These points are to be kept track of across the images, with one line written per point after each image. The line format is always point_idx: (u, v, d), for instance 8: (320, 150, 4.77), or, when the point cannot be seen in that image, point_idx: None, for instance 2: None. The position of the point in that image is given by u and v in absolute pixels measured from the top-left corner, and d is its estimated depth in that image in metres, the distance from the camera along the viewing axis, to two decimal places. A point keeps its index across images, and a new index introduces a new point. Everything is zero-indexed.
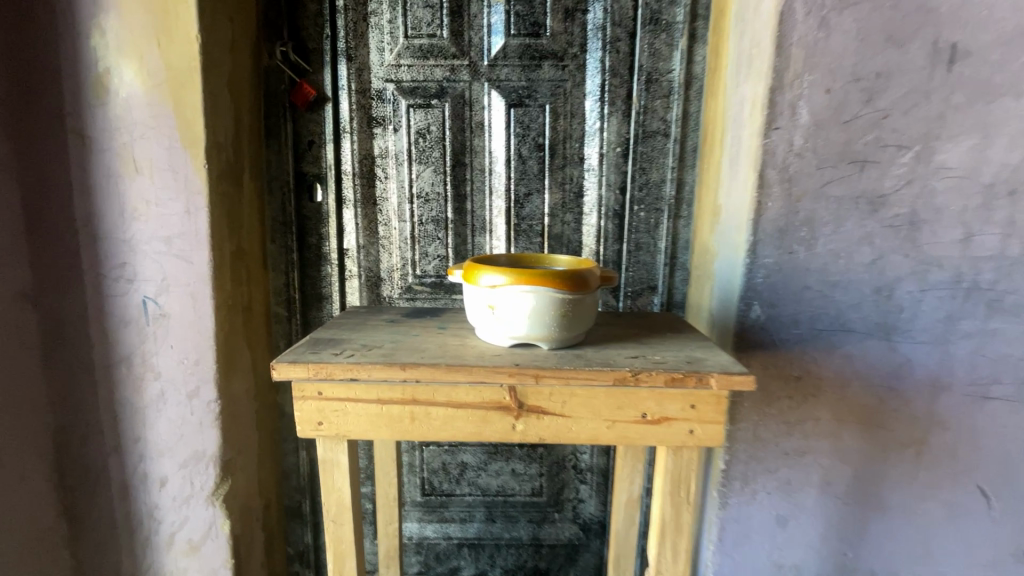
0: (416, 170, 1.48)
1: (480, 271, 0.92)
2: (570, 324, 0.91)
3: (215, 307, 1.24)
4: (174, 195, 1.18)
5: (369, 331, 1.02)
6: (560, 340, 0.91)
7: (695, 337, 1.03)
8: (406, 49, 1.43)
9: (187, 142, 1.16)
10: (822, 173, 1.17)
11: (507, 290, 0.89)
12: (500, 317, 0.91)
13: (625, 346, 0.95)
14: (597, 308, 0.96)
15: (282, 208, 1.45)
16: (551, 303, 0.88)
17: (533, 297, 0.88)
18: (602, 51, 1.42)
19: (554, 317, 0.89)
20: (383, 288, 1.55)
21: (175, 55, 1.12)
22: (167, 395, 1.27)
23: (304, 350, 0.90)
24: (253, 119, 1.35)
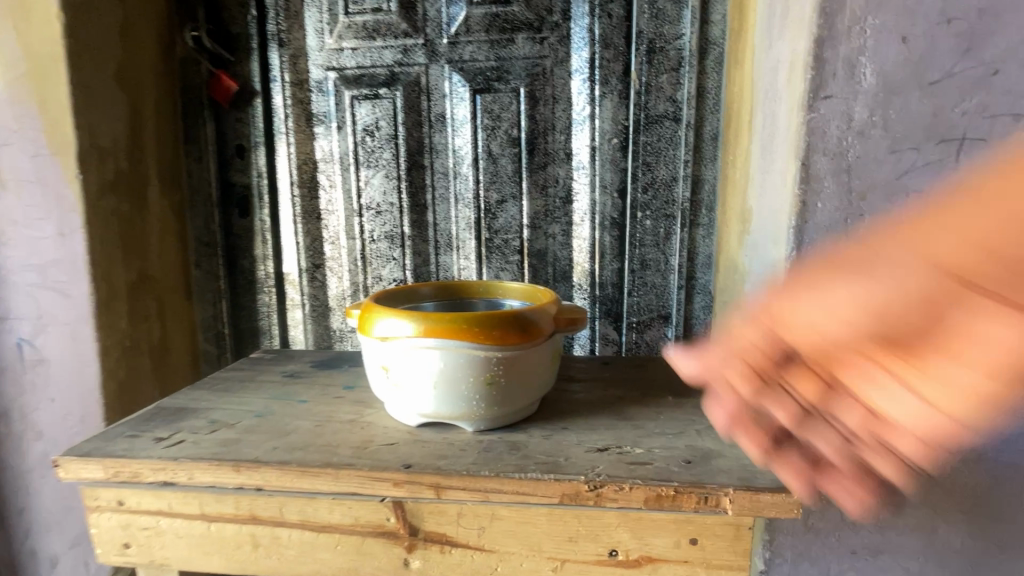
0: (365, 176, 1.20)
1: (373, 314, 0.61)
2: (505, 397, 0.60)
3: (100, 352, 0.98)
4: (45, 214, 0.95)
5: (243, 396, 0.73)
6: (492, 419, 0.61)
7: (708, 405, 0.69)
8: (348, 28, 1.16)
9: (55, 147, 0.93)
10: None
11: (408, 345, 0.58)
12: (399, 386, 0.61)
13: (596, 425, 0.63)
14: (553, 367, 0.65)
15: (207, 227, 1.22)
16: (471, 366, 0.58)
17: (446, 357, 0.57)
18: (590, 17, 1.10)
19: (478, 387, 0.58)
20: (332, 320, 1.27)
21: (37, 40, 0.91)
22: (52, 459, 1.03)
23: (120, 433, 0.62)
24: (160, 121, 1.13)
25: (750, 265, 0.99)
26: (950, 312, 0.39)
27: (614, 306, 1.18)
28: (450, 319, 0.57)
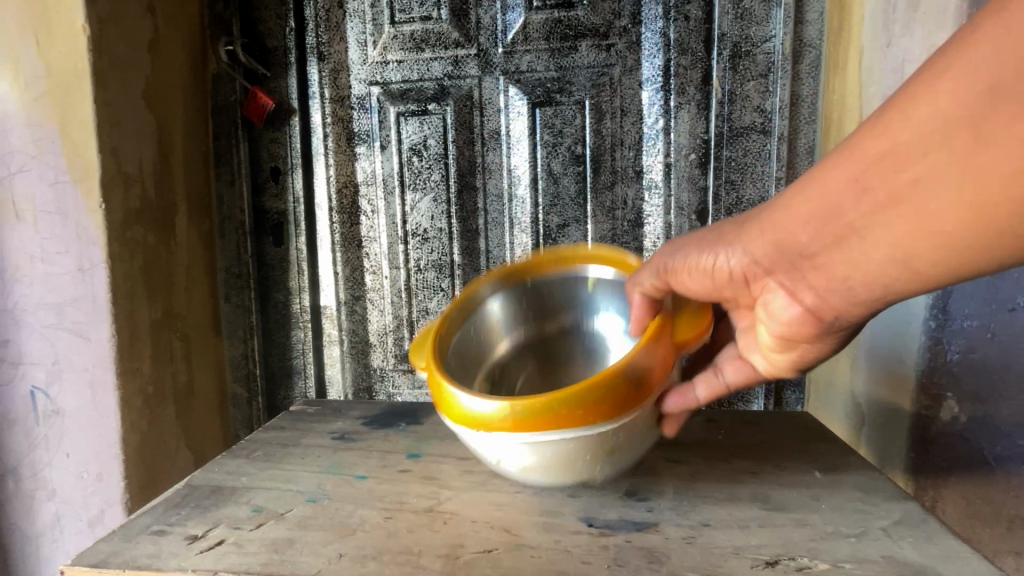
0: (411, 199, 1.08)
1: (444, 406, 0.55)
2: (624, 450, 0.55)
3: (121, 402, 0.87)
4: (65, 246, 0.85)
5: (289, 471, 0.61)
6: (614, 467, 0.57)
7: (868, 489, 0.58)
8: (394, 39, 1.05)
9: (77, 173, 0.83)
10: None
11: (498, 437, 0.53)
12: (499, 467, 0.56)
13: (743, 522, 0.53)
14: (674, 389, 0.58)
15: (237, 257, 1.12)
16: (579, 446, 0.53)
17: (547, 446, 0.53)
18: (663, 22, 0.97)
19: (593, 457, 0.54)
20: (372, 357, 1.15)
21: (60, 56, 0.82)
22: (66, 521, 0.92)
23: (171, 548, 0.52)
24: (190, 143, 1.03)
25: None
26: (915, 156, 0.37)
27: None
28: (540, 404, 0.50)
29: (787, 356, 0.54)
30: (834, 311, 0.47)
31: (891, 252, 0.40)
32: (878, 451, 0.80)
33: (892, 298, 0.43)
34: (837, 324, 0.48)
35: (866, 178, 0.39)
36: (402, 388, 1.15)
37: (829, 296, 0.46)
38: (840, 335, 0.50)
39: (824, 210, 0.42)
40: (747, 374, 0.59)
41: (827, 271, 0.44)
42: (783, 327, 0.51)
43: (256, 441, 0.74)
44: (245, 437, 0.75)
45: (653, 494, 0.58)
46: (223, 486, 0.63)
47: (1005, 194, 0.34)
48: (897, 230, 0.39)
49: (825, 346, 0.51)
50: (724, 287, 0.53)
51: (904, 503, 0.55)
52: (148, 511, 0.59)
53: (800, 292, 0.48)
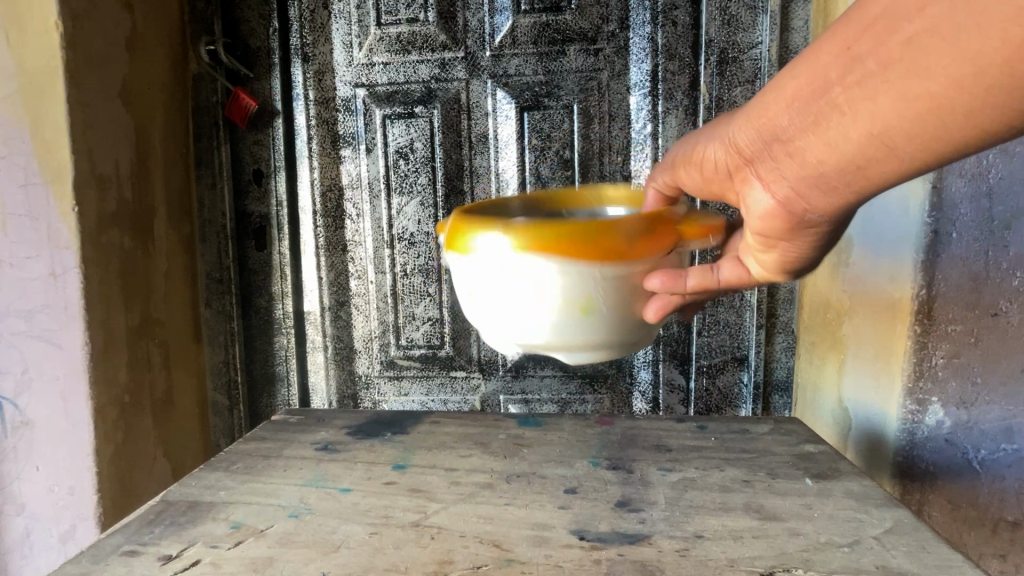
0: (397, 203, 1.06)
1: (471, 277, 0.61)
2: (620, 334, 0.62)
3: (94, 413, 0.84)
4: (36, 251, 0.81)
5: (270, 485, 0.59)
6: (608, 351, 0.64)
7: (860, 495, 0.58)
8: (380, 41, 1.03)
9: (49, 175, 0.80)
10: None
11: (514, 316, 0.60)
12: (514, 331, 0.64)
13: (737, 533, 0.52)
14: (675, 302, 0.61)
15: (218, 261, 1.10)
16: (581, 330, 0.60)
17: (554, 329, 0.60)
18: (651, 26, 0.97)
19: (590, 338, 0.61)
20: (358, 363, 1.13)
21: (32, 53, 0.79)
22: (35, 536, 0.88)
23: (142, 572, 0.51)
24: (169, 145, 1.00)
25: (852, 301, 0.82)
26: (910, 14, 0.36)
27: (681, 347, 1.04)
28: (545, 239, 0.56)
29: (772, 255, 0.52)
30: (811, 198, 0.46)
31: (866, 129, 0.40)
32: (866, 457, 0.80)
33: (866, 185, 0.43)
34: (816, 216, 0.47)
35: (860, 45, 0.38)
36: (388, 396, 1.13)
37: (805, 178, 0.45)
38: (821, 230, 0.49)
39: (812, 86, 0.42)
40: (743, 280, 0.57)
41: (803, 152, 0.44)
42: (764, 218, 0.49)
43: (237, 452, 0.72)
44: (225, 448, 0.73)
45: (645, 503, 0.57)
46: (200, 501, 0.61)
47: (994, 49, 0.33)
48: (878, 100, 0.38)
49: (808, 240, 0.50)
50: (718, 178, 0.53)
51: (895, 510, 0.55)
52: (119, 531, 0.57)
53: (779, 174, 0.46)
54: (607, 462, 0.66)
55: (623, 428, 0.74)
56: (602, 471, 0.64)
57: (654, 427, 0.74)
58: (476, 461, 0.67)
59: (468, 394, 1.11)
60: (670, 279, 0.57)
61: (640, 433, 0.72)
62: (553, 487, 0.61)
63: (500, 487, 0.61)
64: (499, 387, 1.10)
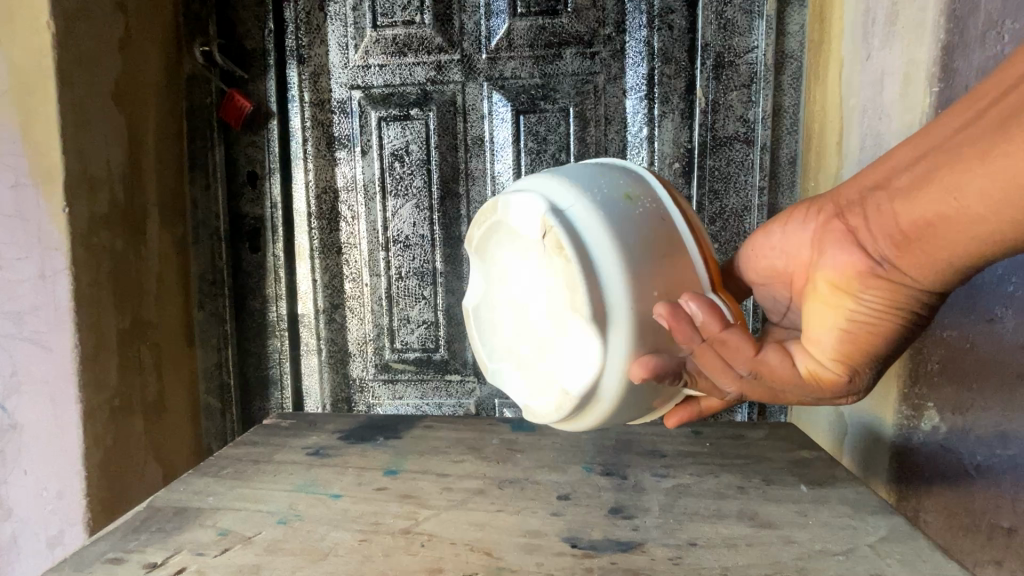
0: (392, 206, 1.06)
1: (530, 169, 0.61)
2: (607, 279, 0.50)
3: (84, 416, 0.83)
4: (25, 252, 0.81)
5: None
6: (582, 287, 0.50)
7: (855, 502, 0.57)
8: (375, 43, 1.03)
9: (39, 175, 0.79)
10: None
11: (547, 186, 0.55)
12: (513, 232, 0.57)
13: (731, 540, 0.52)
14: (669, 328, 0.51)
15: (212, 264, 1.09)
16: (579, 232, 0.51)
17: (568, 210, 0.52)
18: (647, 29, 0.97)
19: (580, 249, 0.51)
20: (352, 366, 1.12)
21: (22, 53, 0.78)
22: (22, 541, 0.87)
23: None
24: (163, 146, 1.00)
25: None
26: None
27: None
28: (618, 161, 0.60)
29: (832, 330, 0.45)
30: (891, 257, 0.41)
31: (951, 181, 0.37)
32: (861, 463, 0.80)
33: (953, 250, 0.38)
34: (896, 277, 0.41)
35: (968, 118, 0.39)
36: (382, 399, 1.12)
37: (885, 232, 0.41)
38: (896, 306, 0.43)
39: (918, 151, 0.41)
40: (782, 371, 0.48)
41: (889, 204, 0.41)
42: (835, 266, 0.44)
43: (227, 457, 0.71)
44: (215, 453, 0.72)
45: (639, 510, 0.57)
46: (188, 507, 0.60)
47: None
48: (964, 154, 0.37)
49: (872, 311, 0.43)
50: (798, 236, 0.51)
51: (890, 518, 0.54)
52: (104, 538, 0.56)
53: (860, 224, 0.43)
54: (601, 468, 0.65)
55: (617, 433, 0.73)
56: (596, 477, 0.63)
57: (649, 432, 0.74)
58: (469, 467, 0.66)
59: (463, 398, 1.10)
60: (710, 312, 0.47)
61: (635, 438, 0.72)
62: (546, 493, 0.60)
63: (493, 493, 0.60)
64: (494, 390, 1.09)
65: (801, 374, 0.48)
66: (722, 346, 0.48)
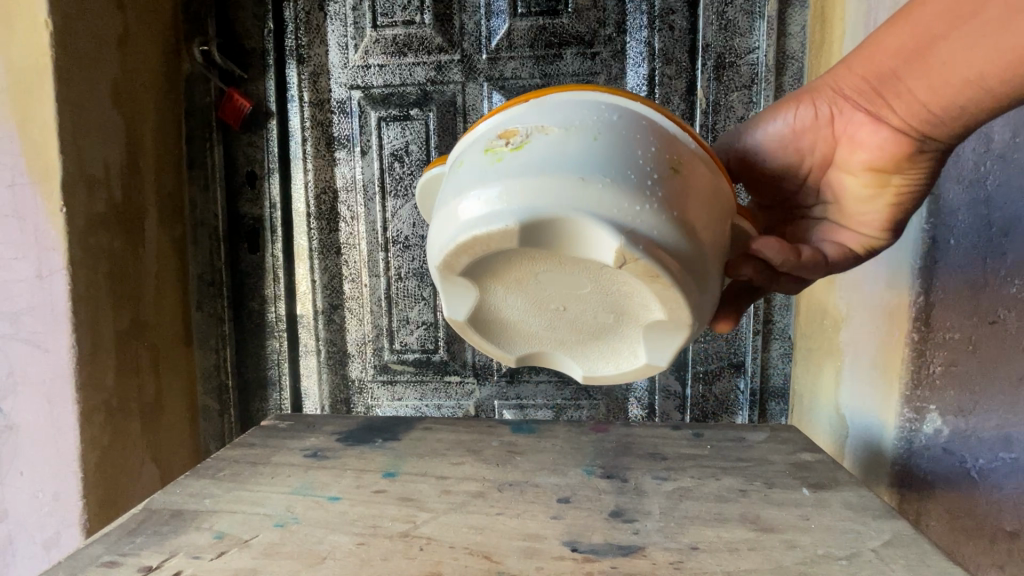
0: (392, 206, 1.05)
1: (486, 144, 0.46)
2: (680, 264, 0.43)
3: (81, 417, 0.82)
4: (22, 252, 0.80)
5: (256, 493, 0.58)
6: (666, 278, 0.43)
7: (858, 506, 0.57)
8: (375, 43, 1.03)
9: (37, 175, 0.79)
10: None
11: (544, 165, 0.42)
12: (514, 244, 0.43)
13: (732, 544, 0.51)
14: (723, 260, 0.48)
15: (211, 264, 1.09)
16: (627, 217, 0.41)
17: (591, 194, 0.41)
18: (648, 30, 0.97)
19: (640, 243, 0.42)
20: (351, 368, 1.11)
21: (20, 52, 0.78)
22: (19, 543, 0.87)
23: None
24: (161, 147, 0.99)
25: (849, 308, 0.82)
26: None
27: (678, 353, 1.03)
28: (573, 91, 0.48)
29: (880, 205, 0.53)
30: (921, 133, 0.48)
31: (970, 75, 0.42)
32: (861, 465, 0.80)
33: (975, 117, 0.46)
34: (929, 145, 0.49)
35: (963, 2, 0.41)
36: (381, 401, 1.12)
37: (911, 116, 0.47)
38: (930, 163, 0.51)
39: (918, 35, 0.44)
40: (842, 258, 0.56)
41: (913, 93, 0.46)
42: (874, 153, 0.51)
43: (224, 459, 0.70)
44: (212, 455, 0.71)
45: (640, 514, 0.56)
46: (184, 510, 0.60)
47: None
48: (974, 50, 0.41)
49: (918, 178, 0.51)
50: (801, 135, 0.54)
51: (893, 521, 0.54)
52: (99, 541, 0.55)
53: (886, 112, 0.49)
54: (601, 471, 0.64)
55: (618, 435, 0.73)
56: (596, 480, 0.63)
57: (650, 434, 0.73)
58: (469, 469, 0.65)
59: (462, 399, 1.10)
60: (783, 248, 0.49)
61: (635, 441, 0.71)
62: (546, 496, 0.60)
63: (492, 496, 0.60)
64: (493, 392, 1.09)
65: (857, 250, 0.56)
66: (802, 269, 0.52)
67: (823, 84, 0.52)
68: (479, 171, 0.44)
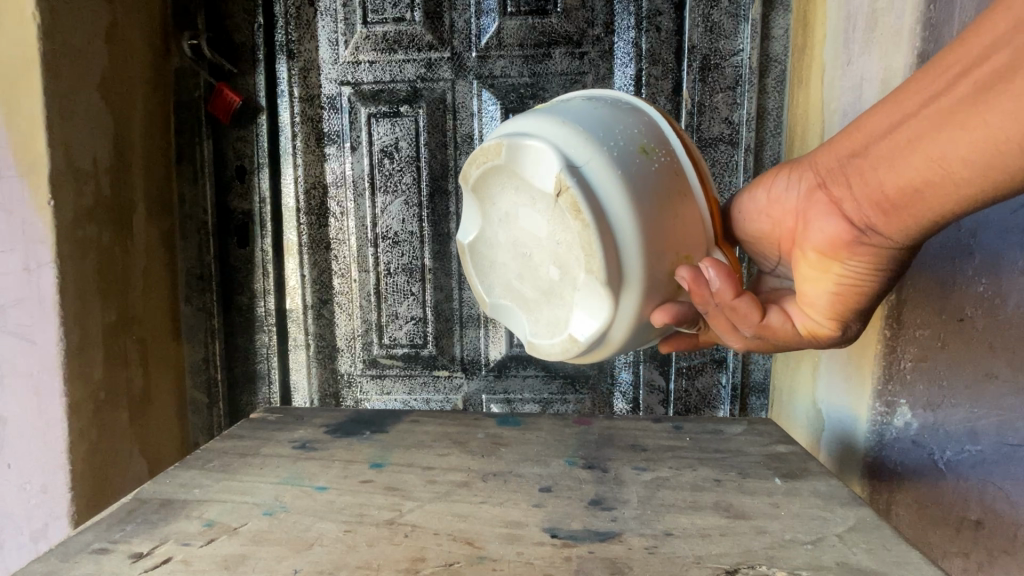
0: (382, 202, 1.06)
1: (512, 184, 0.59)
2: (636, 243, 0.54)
3: (68, 410, 0.83)
4: (9, 245, 0.80)
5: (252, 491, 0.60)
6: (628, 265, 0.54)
7: (826, 494, 0.59)
8: (366, 40, 1.03)
9: (24, 168, 0.79)
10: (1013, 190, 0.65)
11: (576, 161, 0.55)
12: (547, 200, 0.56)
13: (705, 530, 0.54)
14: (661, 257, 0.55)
15: (200, 259, 1.09)
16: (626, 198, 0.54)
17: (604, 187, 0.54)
18: (636, 31, 0.98)
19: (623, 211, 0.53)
20: (340, 362, 1.12)
21: (5, 44, 0.77)
22: (7, 535, 0.87)
23: (113, 570, 0.50)
24: (149, 141, 0.99)
25: None
26: (993, 53, 0.37)
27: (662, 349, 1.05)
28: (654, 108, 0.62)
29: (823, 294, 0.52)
30: (878, 231, 0.46)
31: (938, 155, 0.40)
32: (837, 459, 0.80)
33: (922, 214, 0.43)
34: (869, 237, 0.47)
35: (942, 81, 0.40)
36: (370, 394, 1.13)
37: (865, 201, 0.46)
38: (876, 262, 0.49)
39: (895, 114, 0.43)
40: (783, 329, 0.57)
41: (875, 174, 0.44)
42: (818, 240, 0.50)
43: (214, 450, 0.71)
44: (201, 446, 0.72)
45: (618, 502, 0.59)
46: (173, 499, 0.61)
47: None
48: (946, 128, 0.39)
49: (861, 274, 0.50)
50: (779, 202, 0.56)
51: (859, 508, 0.56)
52: (90, 529, 0.56)
53: (841, 196, 0.48)
54: (583, 462, 0.66)
55: (600, 428, 0.75)
56: (578, 470, 0.65)
57: (631, 427, 0.75)
58: (454, 460, 0.67)
59: (450, 394, 1.11)
60: (721, 275, 0.54)
61: (617, 433, 0.74)
62: (528, 485, 0.62)
63: (476, 485, 0.62)
64: (481, 386, 1.10)
65: (800, 332, 0.56)
66: (733, 310, 0.55)
67: (809, 162, 0.52)
68: (557, 115, 0.57)
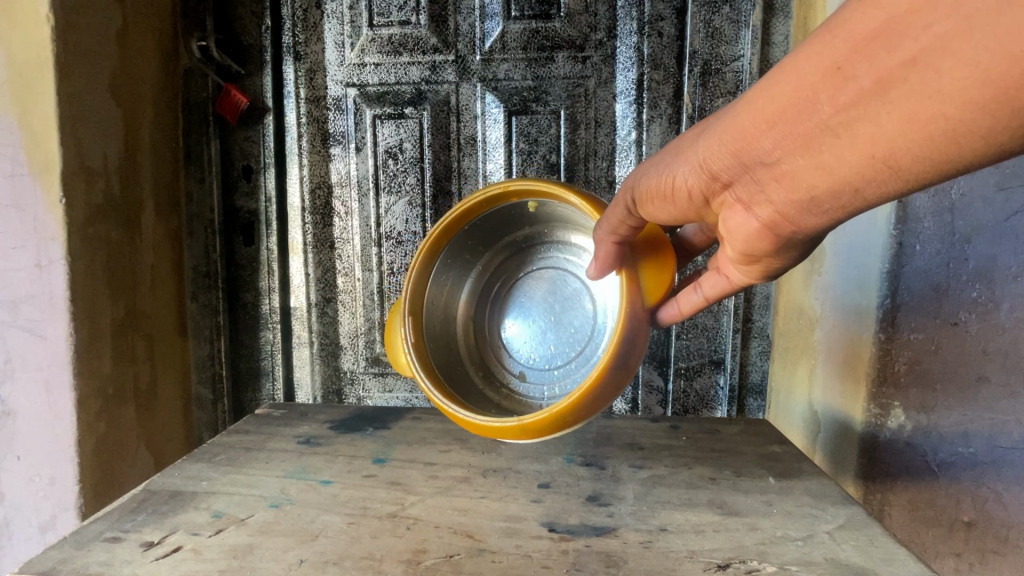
0: (385, 202, 1.08)
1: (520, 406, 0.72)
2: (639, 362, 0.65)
3: (77, 404, 0.84)
4: (21, 242, 0.82)
5: (265, 485, 0.63)
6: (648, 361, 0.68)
7: (818, 494, 0.61)
8: (371, 42, 1.05)
9: (35, 165, 0.80)
10: (1007, 198, 0.63)
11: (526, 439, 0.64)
12: None
13: (699, 527, 0.55)
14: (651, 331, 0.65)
15: (206, 257, 1.11)
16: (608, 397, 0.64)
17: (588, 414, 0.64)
18: (637, 36, 0.99)
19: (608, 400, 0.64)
20: (343, 360, 1.14)
21: (18, 44, 0.79)
22: (16, 526, 0.88)
23: (125, 558, 0.52)
24: (159, 141, 1.01)
25: (824, 309, 0.85)
26: (914, 29, 0.34)
27: (660, 350, 1.06)
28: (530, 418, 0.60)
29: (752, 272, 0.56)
30: (800, 222, 0.47)
31: (873, 155, 0.39)
32: (832, 458, 0.82)
33: (856, 205, 0.44)
34: (801, 233, 0.48)
35: (852, 64, 0.37)
36: (372, 392, 1.14)
37: (793, 202, 0.46)
38: (801, 246, 0.51)
39: (806, 105, 0.41)
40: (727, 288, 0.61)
41: (800, 173, 0.44)
42: (749, 239, 0.51)
43: (221, 444, 0.73)
44: (209, 440, 0.74)
45: (614, 498, 0.60)
46: (182, 492, 0.62)
47: (1006, 71, 0.32)
48: (880, 123, 0.38)
49: (790, 256, 0.52)
50: (680, 197, 0.53)
51: (850, 507, 0.58)
52: (101, 519, 0.58)
53: (764, 198, 0.47)
54: (581, 460, 0.68)
55: (598, 427, 0.76)
56: (576, 468, 0.66)
57: (630, 426, 0.77)
58: (455, 457, 0.69)
59: None
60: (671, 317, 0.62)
61: (615, 432, 0.75)
62: (527, 481, 0.63)
63: (477, 481, 0.63)
64: None
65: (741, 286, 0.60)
66: None
67: (699, 153, 0.49)
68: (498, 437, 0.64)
